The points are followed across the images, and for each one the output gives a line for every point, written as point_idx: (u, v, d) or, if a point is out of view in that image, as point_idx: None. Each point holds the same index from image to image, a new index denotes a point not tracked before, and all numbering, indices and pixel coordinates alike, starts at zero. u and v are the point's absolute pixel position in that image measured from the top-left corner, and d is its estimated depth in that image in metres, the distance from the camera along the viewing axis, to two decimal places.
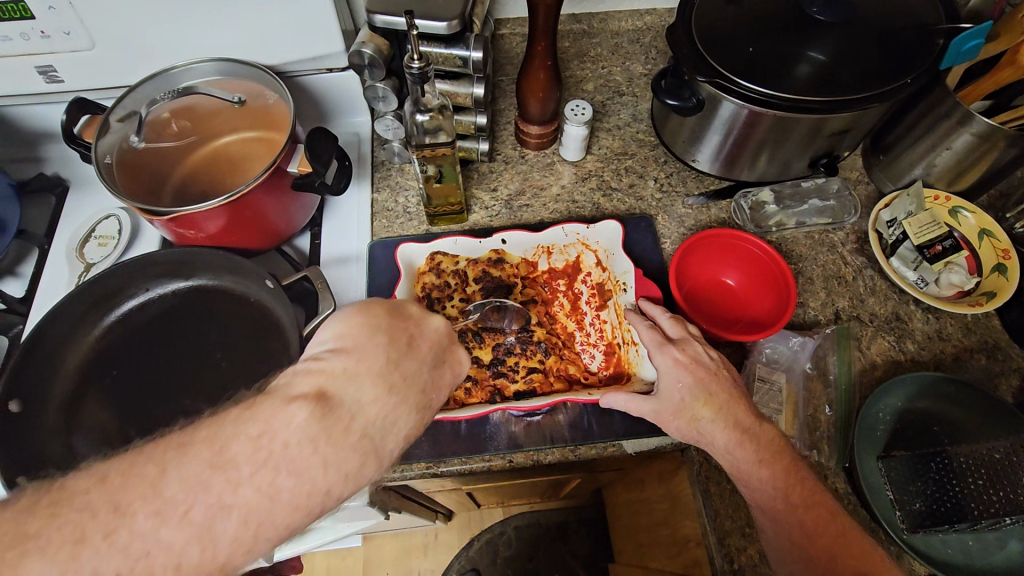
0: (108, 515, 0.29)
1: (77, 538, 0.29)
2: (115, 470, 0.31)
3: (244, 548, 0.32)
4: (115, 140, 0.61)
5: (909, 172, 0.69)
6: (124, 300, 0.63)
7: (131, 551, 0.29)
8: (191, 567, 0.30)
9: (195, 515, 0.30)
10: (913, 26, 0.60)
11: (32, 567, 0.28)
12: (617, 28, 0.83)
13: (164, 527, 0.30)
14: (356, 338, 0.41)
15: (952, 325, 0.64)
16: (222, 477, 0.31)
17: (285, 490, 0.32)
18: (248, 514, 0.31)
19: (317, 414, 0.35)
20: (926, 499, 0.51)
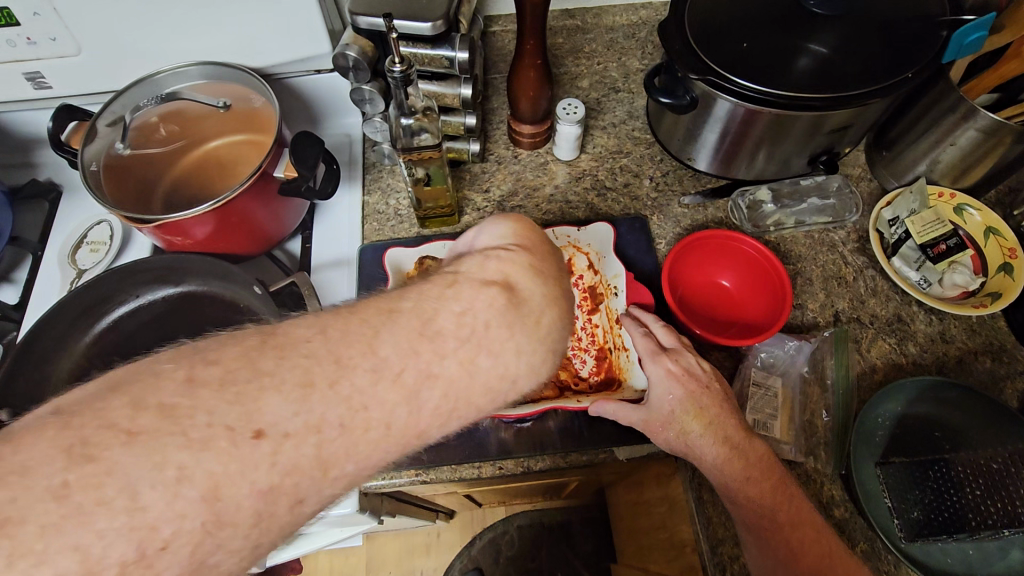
0: (330, 366, 0.29)
1: (305, 383, 0.28)
2: (332, 324, 0.31)
3: (440, 421, 0.32)
4: (102, 147, 0.60)
5: (912, 168, 0.67)
6: (114, 307, 0.63)
7: (352, 403, 0.29)
8: (401, 427, 0.31)
9: (407, 377, 0.31)
10: (915, 18, 0.58)
11: (265, 403, 0.27)
12: (611, 23, 0.82)
13: (382, 384, 0.30)
14: (531, 241, 0.42)
15: (956, 326, 0.63)
16: (430, 347, 0.32)
17: (482, 368, 0.33)
18: (449, 386, 0.32)
19: (509, 302, 0.36)
20: (923, 507, 0.50)
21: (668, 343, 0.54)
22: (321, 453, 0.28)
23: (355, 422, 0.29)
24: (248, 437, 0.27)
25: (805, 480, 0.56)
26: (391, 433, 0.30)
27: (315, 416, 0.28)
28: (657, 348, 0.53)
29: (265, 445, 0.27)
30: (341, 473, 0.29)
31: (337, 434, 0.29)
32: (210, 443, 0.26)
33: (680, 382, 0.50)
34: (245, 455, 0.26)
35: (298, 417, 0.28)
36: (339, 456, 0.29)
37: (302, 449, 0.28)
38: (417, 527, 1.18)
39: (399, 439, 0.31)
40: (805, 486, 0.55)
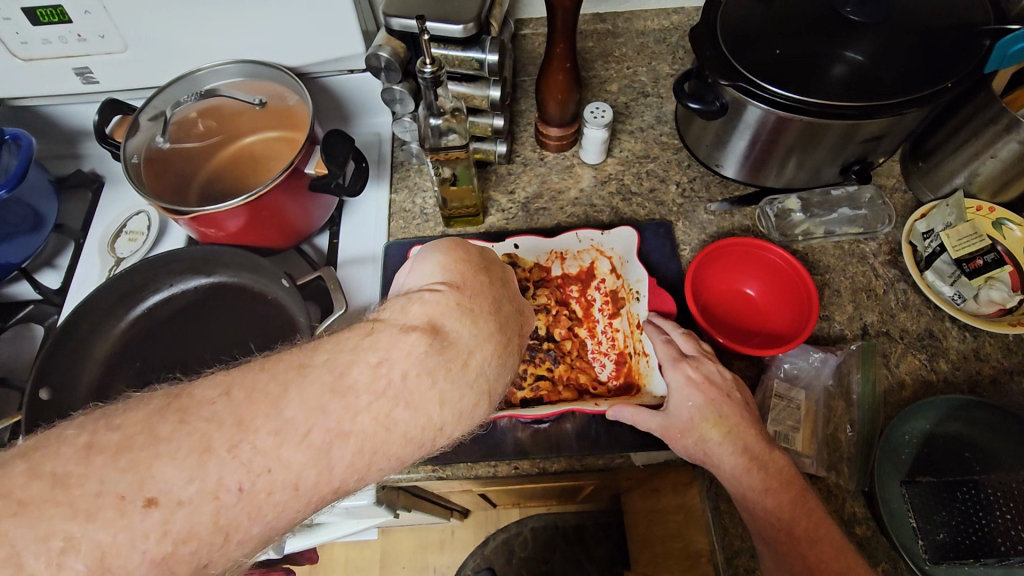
0: (232, 428, 0.28)
1: (201, 449, 0.27)
2: (238, 381, 0.30)
3: (357, 476, 0.31)
4: (143, 141, 0.63)
5: (949, 180, 0.65)
6: (149, 295, 0.65)
7: (253, 466, 0.28)
8: (310, 488, 0.29)
9: (315, 437, 0.29)
10: (957, 26, 0.57)
11: (159, 471, 0.27)
12: (643, 28, 0.82)
13: (286, 447, 0.29)
14: (463, 275, 0.41)
15: (992, 344, 0.61)
16: (344, 403, 0.30)
17: (400, 423, 0.32)
18: (366, 442, 0.31)
19: (431, 348, 0.34)
20: (950, 529, 0.49)
21: (690, 351, 0.53)
22: (219, 519, 0.27)
23: (256, 487, 0.28)
24: (139, 505, 0.26)
25: (826, 495, 0.54)
26: (299, 494, 0.29)
27: (211, 483, 0.27)
28: (678, 355, 0.53)
29: (157, 513, 0.26)
30: (245, 536, 0.29)
31: (237, 498, 0.28)
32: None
33: (700, 390, 0.50)
34: (135, 523, 0.26)
35: (192, 485, 0.27)
36: (242, 522, 0.28)
37: (196, 516, 0.27)
38: (432, 523, 1.18)
39: (313, 497, 0.30)
40: (826, 502, 0.54)
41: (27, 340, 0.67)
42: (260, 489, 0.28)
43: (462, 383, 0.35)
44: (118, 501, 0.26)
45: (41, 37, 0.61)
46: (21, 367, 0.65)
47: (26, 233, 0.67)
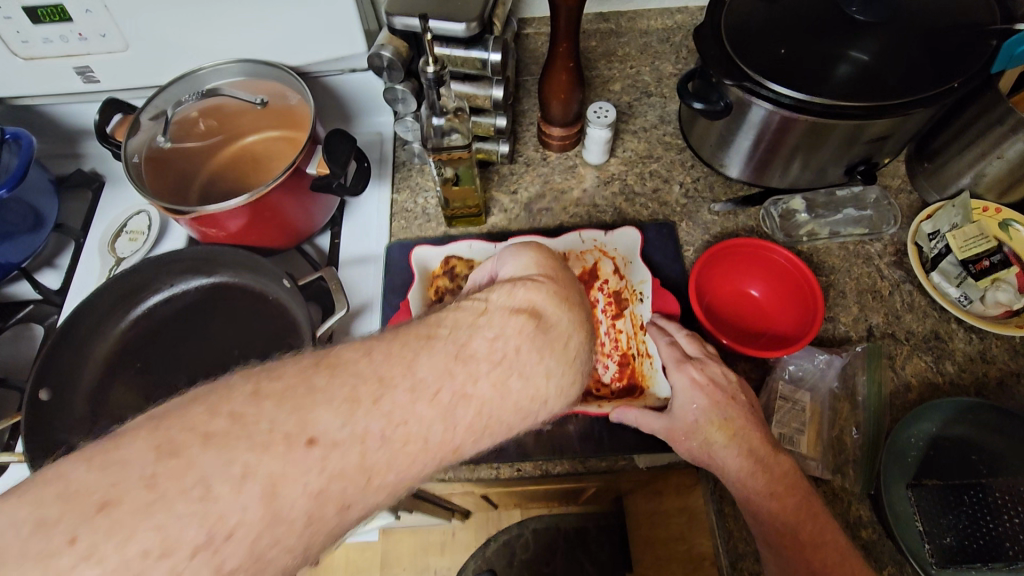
0: (373, 385, 0.29)
1: (351, 398, 0.28)
2: (376, 345, 0.31)
3: (473, 440, 0.31)
4: (144, 140, 0.62)
5: (955, 181, 0.65)
6: (148, 295, 0.65)
7: (395, 418, 0.28)
8: (437, 443, 0.30)
9: (444, 396, 0.30)
10: (963, 26, 0.56)
11: (319, 414, 0.27)
12: (646, 27, 0.81)
13: (421, 402, 0.29)
14: (555, 270, 0.41)
15: (998, 346, 0.60)
16: (466, 368, 0.31)
17: (515, 391, 0.32)
18: (486, 406, 0.31)
19: (537, 327, 0.34)
20: (957, 533, 0.49)
21: (695, 353, 0.53)
22: (363, 463, 0.28)
23: (396, 437, 0.28)
24: (302, 443, 0.26)
25: (831, 498, 0.54)
26: (428, 449, 0.29)
27: (360, 428, 0.28)
28: (682, 357, 0.52)
29: (316, 452, 0.27)
30: (381, 484, 0.29)
31: (379, 446, 0.28)
32: (249, 427, 0.26)
33: (704, 392, 0.49)
34: (298, 461, 0.26)
35: (346, 427, 0.27)
36: (382, 466, 0.28)
37: (347, 458, 0.27)
38: (433, 524, 1.18)
39: (437, 455, 0.30)
40: (831, 505, 0.54)
41: (27, 340, 0.67)
42: (391, 439, 0.28)
43: (562, 366, 0.35)
44: (286, 438, 0.26)
45: (41, 36, 0.61)
46: (21, 368, 0.65)
47: (27, 233, 0.66)
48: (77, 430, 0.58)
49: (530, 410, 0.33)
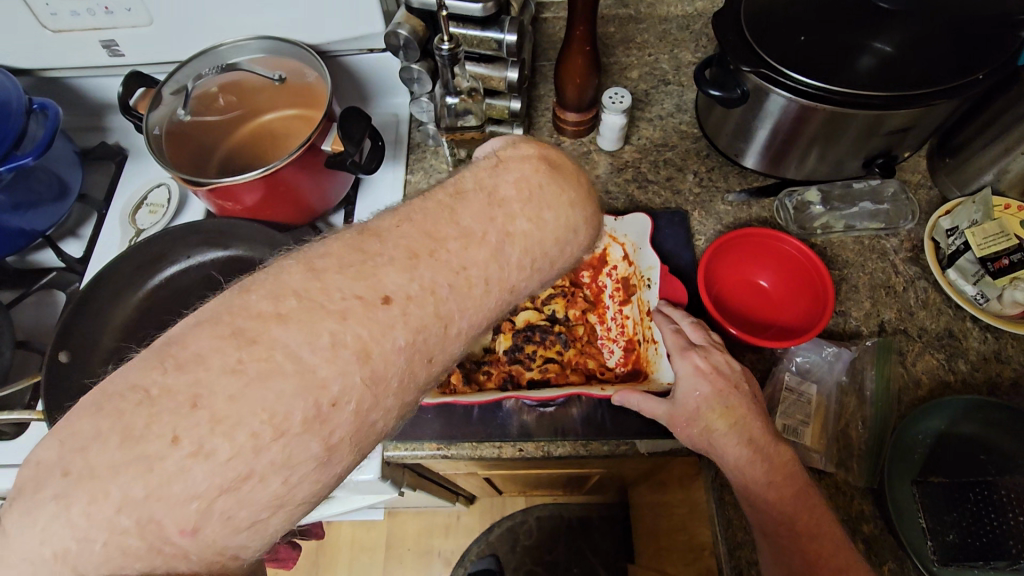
0: (427, 239, 0.29)
1: (410, 254, 0.28)
2: (412, 211, 0.30)
3: (528, 275, 0.31)
4: (165, 114, 0.64)
5: (978, 178, 0.64)
6: (166, 265, 0.66)
7: (455, 267, 0.29)
8: (496, 284, 0.30)
9: (490, 237, 0.30)
10: (993, 16, 0.55)
11: (385, 274, 0.27)
12: (666, 14, 0.80)
13: (472, 248, 0.29)
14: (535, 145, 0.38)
15: (1014, 346, 0.59)
16: (502, 212, 0.31)
17: (549, 224, 0.32)
18: (528, 242, 0.31)
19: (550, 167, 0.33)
20: (960, 530, 0.48)
21: (699, 340, 0.53)
22: (439, 311, 0.28)
23: (461, 283, 0.29)
24: (379, 302, 0.27)
25: (833, 491, 0.54)
26: (490, 292, 0.30)
27: (427, 281, 0.28)
28: (687, 345, 0.52)
29: (394, 309, 0.27)
30: (458, 331, 0.29)
31: (449, 294, 0.28)
32: (347, 312, 0.26)
33: (708, 380, 0.49)
34: (379, 319, 0.26)
35: (414, 282, 0.27)
36: (455, 313, 0.29)
37: (422, 309, 0.27)
38: (437, 507, 1.20)
39: (499, 297, 0.30)
40: (833, 498, 0.53)
41: (50, 306, 0.69)
42: (458, 285, 0.28)
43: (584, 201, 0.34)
44: (361, 301, 0.26)
45: (69, 9, 0.63)
46: (44, 333, 0.67)
47: (52, 202, 0.68)
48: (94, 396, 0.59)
49: (566, 243, 0.33)
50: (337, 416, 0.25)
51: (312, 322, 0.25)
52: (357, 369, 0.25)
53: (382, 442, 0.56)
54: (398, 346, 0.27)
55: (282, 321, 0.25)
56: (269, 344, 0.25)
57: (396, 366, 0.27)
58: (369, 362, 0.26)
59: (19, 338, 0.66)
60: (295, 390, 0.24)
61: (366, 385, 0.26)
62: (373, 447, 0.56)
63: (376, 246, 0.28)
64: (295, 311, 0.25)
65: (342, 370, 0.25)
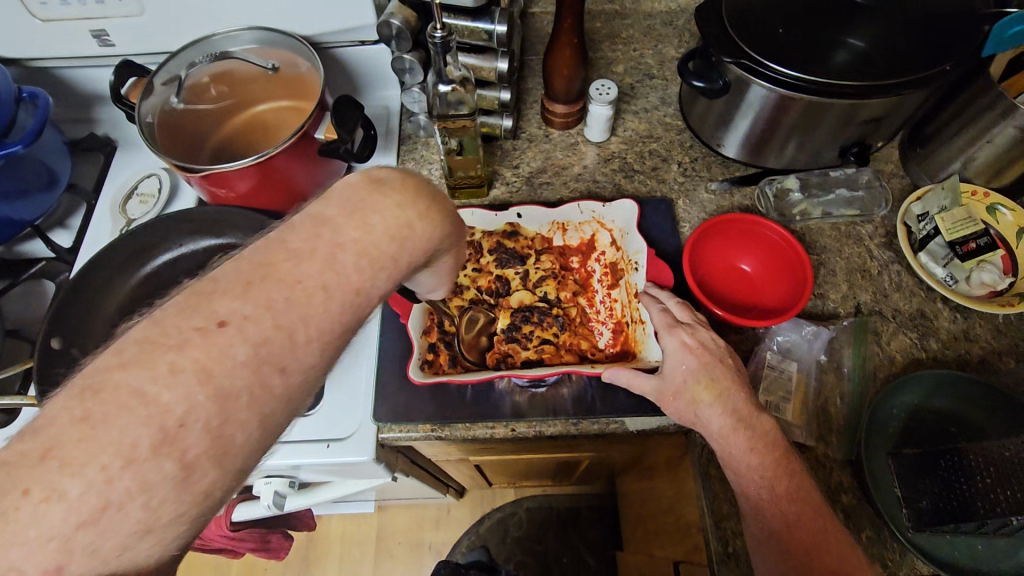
0: (255, 265, 0.27)
1: (243, 281, 0.27)
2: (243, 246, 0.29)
3: (374, 277, 0.30)
4: (156, 102, 0.64)
5: (946, 166, 0.67)
6: (159, 253, 0.66)
7: (289, 283, 0.27)
8: (339, 290, 0.28)
9: (320, 252, 0.28)
10: (959, 11, 0.58)
11: (218, 300, 0.26)
12: (650, 10, 0.83)
13: (302, 262, 0.28)
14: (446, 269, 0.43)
15: (982, 325, 0.62)
16: (327, 227, 0.29)
17: (380, 225, 0.30)
18: (363, 246, 0.29)
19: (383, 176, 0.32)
20: (932, 497, 0.50)
21: (686, 318, 0.55)
22: (281, 325, 0.27)
23: (299, 294, 0.27)
24: (214, 327, 0.25)
25: (814, 464, 0.56)
26: (337, 297, 0.28)
27: (262, 299, 0.27)
28: (674, 322, 0.54)
29: (231, 329, 0.26)
30: (307, 338, 0.28)
31: (288, 306, 0.27)
32: (184, 344, 0.25)
33: (696, 355, 0.51)
34: (217, 342, 0.25)
35: (248, 303, 0.26)
36: (300, 323, 0.27)
37: (263, 325, 0.26)
38: (428, 500, 1.20)
39: (345, 300, 0.29)
40: (814, 470, 0.56)
41: (39, 296, 0.68)
42: (294, 298, 0.27)
43: None
44: (199, 330, 0.25)
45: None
46: (34, 322, 0.67)
47: (41, 191, 0.68)
48: None
49: (406, 240, 0.31)
50: (186, 435, 0.24)
51: (151, 358, 0.24)
52: (197, 389, 0.24)
53: (377, 425, 0.57)
54: (240, 363, 0.26)
55: (120, 368, 0.24)
56: (110, 388, 0.23)
57: (238, 381, 0.25)
58: (211, 380, 0.25)
59: (8, 327, 0.65)
60: (140, 426, 0.23)
61: (212, 402, 0.25)
62: (368, 430, 0.57)
63: (288, 254, 0.28)
64: (241, 294, 0.27)
65: (182, 393, 0.24)
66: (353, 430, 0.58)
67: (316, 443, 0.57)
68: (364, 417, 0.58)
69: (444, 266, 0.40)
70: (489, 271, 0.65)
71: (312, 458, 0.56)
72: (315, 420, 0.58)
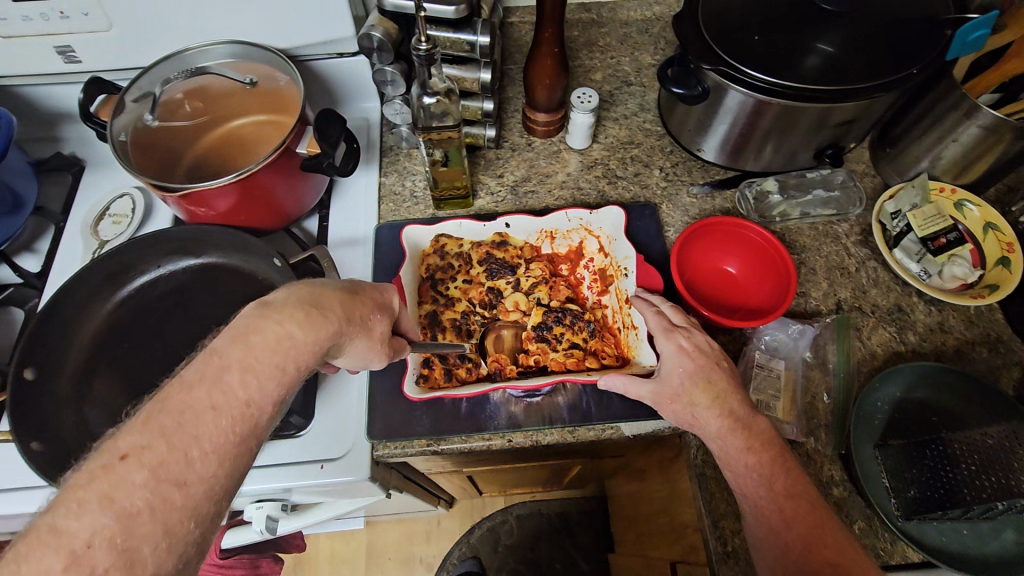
0: (154, 403, 0.33)
1: (143, 416, 0.32)
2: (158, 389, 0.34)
3: (261, 388, 0.36)
4: (129, 120, 0.62)
5: (915, 165, 0.69)
6: (137, 275, 0.64)
7: (173, 409, 0.33)
8: (226, 407, 0.34)
9: (207, 378, 0.34)
10: (922, 17, 0.60)
11: (121, 437, 0.31)
12: (626, 18, 0.84)
13: (192, 389, 0.34)
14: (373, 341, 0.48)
15: (955, 316, 0.64)
16: (219, 357, 0.35)
17: (259, 343, 0.37)
18: (246, 363, 0.36)
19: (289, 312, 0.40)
20: (920, 486, 0.51)
21: (680, 320, 0.55)
22: (174, 446, 0.31)
23: (188, 418, 0.33)
24: (116, 461, 0.30)
25: (805, 459, 0.57)
26: (222, 413, 0.34)
27: (157, 428, 0.32)
28: (670, 325, 0.55)
29: (131, 460, 0.30)
30: (203, 453, 0.32)
31: (177, 429, 0.32)
32: (89, 479, 0.29)
33: (691, 358, 0.52)
34: (117, 474, 0.29)
35: (144, 434, 0.31)
36: (195, 441, 0.32)
37: (159, 449, 0.31)
38: (418, 513, 1.19)
39: (234, 412, 0.34)
40: (806, 465, 0.57)
41: (7, 324, 0.65)
42: (184, 421, 0.32)
43: None
44: (101, 466, 0.30)
45: (22, 14, 0.60)
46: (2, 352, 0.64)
47: (5, 215, 0.65)
48: (69, 412, 0.57)
49: (287, 351, 0.38)
50: (93, 553, 0.28)
51: (63, 497, 0.28)
52: (102, 514, 0.28)
53: (372, 443, 0.57)
54: (143, 483, 0.30)
55: (38, 513, 0.28)
56: (30, 533, 0.27)
57: (140, 500, 0.30)
58: (113, 504, 0.29)
59: None
60: (50, 557, 0.27)
61: (117, 522, 0.29)
62: (363, 448, 0.56)
63: None
64: None
65: (91, 520, 0.28)
66: (347, 448, 0.57)
67: (309, 464, 0.56)
68: (358, 435, 0.57)
69: (360, 347, 0.46)
70: (479, 281, 0.65)
71: (306, 479, 0.55)
72: (308, 440, 0.57)
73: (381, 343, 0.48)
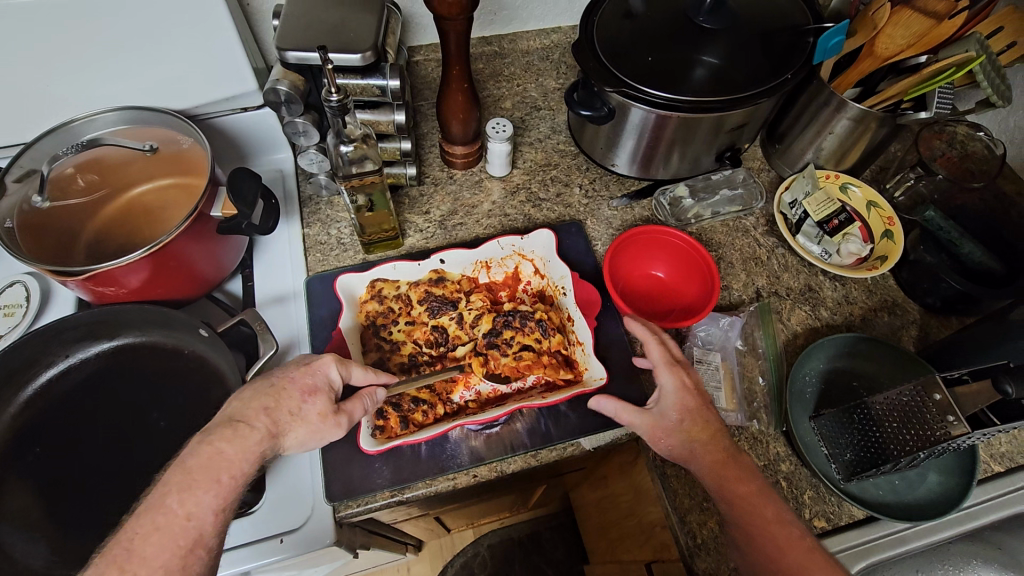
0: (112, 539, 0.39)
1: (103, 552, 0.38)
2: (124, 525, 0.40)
3: (198, 502, 0.40)
4: (14, 204, 0.57)
5: (802, 157, 0.77)
6: (41, 370, 0.58)
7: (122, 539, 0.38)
8: (170, 524, 0.39)
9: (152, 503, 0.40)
10: (787, 28, 0.67)
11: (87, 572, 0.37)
12: (526, 47, 0.87)
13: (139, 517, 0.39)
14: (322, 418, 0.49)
15: (856, 288, 0.71)
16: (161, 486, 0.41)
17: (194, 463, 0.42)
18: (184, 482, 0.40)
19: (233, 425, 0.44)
20: (855, 448, 0.56)
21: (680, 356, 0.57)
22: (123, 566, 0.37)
23: (139, 538, 0.38)
24: None
25: (752, 442, 0.61)
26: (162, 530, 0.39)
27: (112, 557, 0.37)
28: (673, 359, 0.56)
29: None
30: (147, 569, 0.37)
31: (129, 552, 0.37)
32: None
33: (691, 396, 0.55)
34: None
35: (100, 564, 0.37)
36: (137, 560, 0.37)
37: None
38: (386, 564, 1.14)
39: (178, 528, 0.39)
40: (754, 448, 0.60)
41: None
42: (131, 547, 0.38)
43: None
44: None
45: None
46: None
47: None
48: None
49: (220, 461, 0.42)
50: None
51: None
52: None
53: (332, 504, 0.54)
54: None
55: None
56: None
57: None
58: None
59: None
60: None
61: None
62: (323, 511, 0.54)
63: None
64: None
65: None
66: (306, 515, 0.54)
67: (268, 540, 0.53)
68: (317, 499, 0.55)
69: (302, 432, 0.48)
70: (421, 321, 0.64)
71: (267, 556, 0.52)
72: (262, 514, 0.54)
73: (328, 416, 0.49)
